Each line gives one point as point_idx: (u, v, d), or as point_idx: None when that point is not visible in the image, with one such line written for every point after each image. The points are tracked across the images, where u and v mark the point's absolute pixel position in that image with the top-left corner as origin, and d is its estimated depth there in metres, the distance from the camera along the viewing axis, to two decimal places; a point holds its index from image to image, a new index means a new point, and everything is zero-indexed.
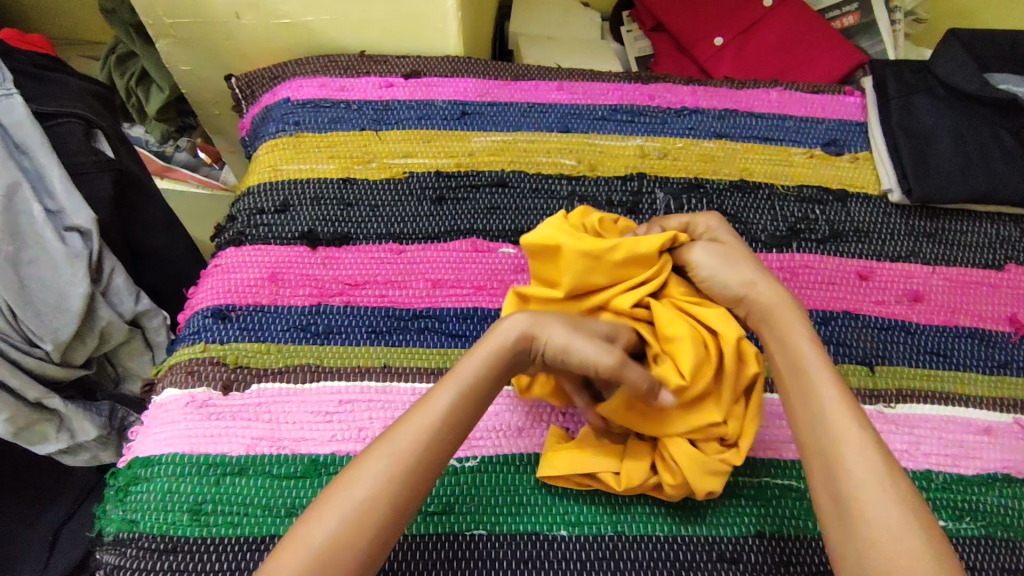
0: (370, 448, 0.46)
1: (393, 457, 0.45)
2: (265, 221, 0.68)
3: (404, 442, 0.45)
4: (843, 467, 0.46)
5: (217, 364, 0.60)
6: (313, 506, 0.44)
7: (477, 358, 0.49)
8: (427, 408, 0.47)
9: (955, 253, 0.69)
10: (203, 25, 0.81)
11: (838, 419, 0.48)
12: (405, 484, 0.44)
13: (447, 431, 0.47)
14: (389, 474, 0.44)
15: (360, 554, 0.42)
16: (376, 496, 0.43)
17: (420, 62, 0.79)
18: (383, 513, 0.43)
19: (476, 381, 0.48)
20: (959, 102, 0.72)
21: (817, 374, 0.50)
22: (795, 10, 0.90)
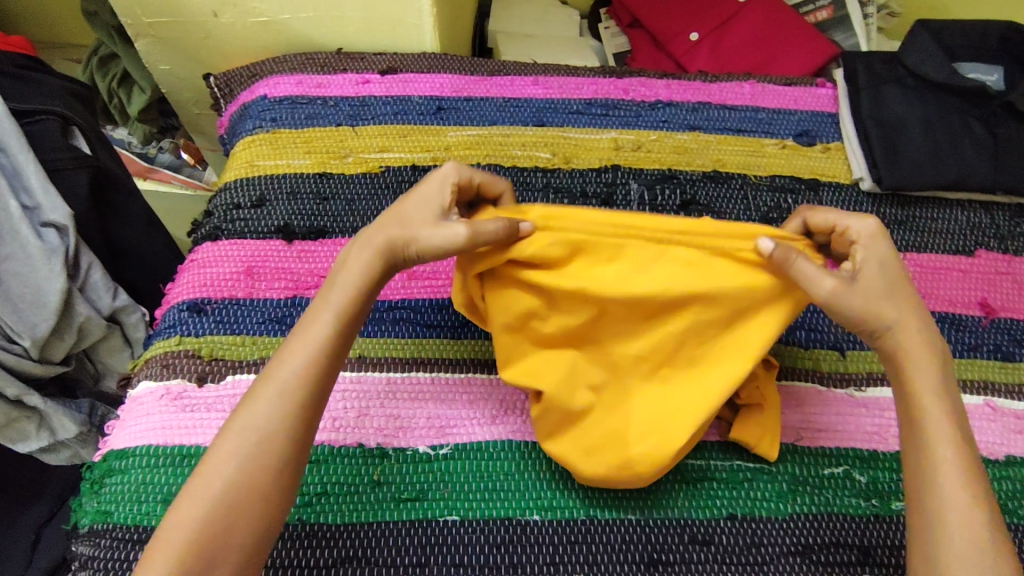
0: (258, 384, 0.48)
1: (282, 395, 0.47)
2: (241, 216, 0.68)
3: (291, 377, 0.48)
4: (942, 522, 0.45)
5: (193, 357, 0.60)
6: (214, 447, 0.46)
7: (347, 285, 0.51)
8: (304, 337, 0.49)
9: (926, 239, 0.70)
10: (182, 25, 0.81)
11: (949, 481, 0.46)
12: (298, 403, 0.47)
13: (327, 357, 0.49)
14: (278, 398, 0.47)
15: (259, 497, 0.45)
16: (268, 437, 0.46)
17: (396, 59, 0.79)
18: (281, 436, 0.46)
19: (349, 307, 0.50)
20: (928, 91, 0.73)
21: (939, 433, 0.47)
22: (768, 4, 0.91)
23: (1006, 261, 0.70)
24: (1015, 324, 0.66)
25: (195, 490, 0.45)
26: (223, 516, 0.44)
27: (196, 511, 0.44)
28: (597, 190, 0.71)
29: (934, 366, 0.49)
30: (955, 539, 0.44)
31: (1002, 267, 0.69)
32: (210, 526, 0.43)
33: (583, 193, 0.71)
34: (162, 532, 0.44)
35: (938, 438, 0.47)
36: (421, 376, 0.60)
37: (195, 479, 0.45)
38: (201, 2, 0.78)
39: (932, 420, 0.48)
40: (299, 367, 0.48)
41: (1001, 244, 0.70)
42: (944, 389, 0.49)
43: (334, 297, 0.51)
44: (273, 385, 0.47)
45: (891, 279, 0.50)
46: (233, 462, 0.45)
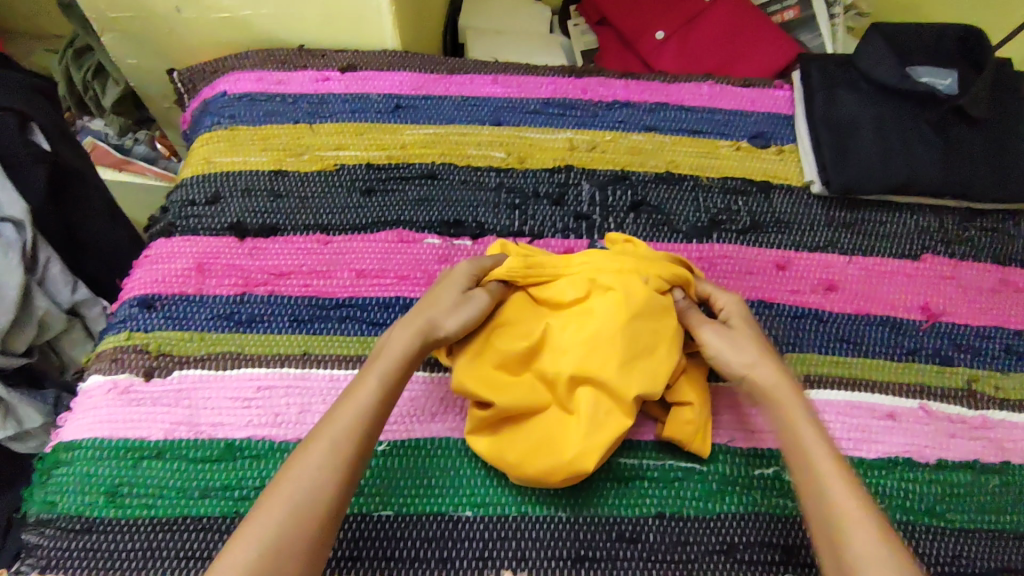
0: (300, 451, 0.48)
1: (333, 444, 0.48)
2: (196, 213, 0.69)
3: (344, 428, 0.49)
4: (850, 546, 0.45)
5: (141, 352, 0.61)
6: (253, 512, 0.45)
7: (399, 344, 0.54)
8: (356, 394, 0.51)
9: (873, 243, 0.71)
10: (146, 20, 0.82)
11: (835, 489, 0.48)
12: (347, 465, 0.47)
13: (378, 413, 0.51)
14: (325, 458, 0.47)
15: (306, 546, 0.44)
16: (320, 483, 0.46)
17: (357, 56, 0.80)
18: (328, 502, 0.45)
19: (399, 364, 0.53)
20: (880, 95, 0.73)
21: (826, 462, 0.50)
22: (734, 4, 0.92)
23: (952, 265, 0.70)
24: (957, 328, 0.67)
25: (233, 552, 0.42)
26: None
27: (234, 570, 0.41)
28: (549, 190, 0.72)
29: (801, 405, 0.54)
30: (863, 556, 0.44)
31: (948, 271, 0.70)
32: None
33: (535, 193, 0.72)
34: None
35: (825, 469, 0.49)
36: None
37: (234, 541, 0.43)
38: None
39: (814, 453, 0.50)
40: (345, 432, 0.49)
41: (948, 248, 0.71)
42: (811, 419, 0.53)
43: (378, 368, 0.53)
44: (320, 445, 0.47)
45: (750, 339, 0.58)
46: (274, 524, 0.43)
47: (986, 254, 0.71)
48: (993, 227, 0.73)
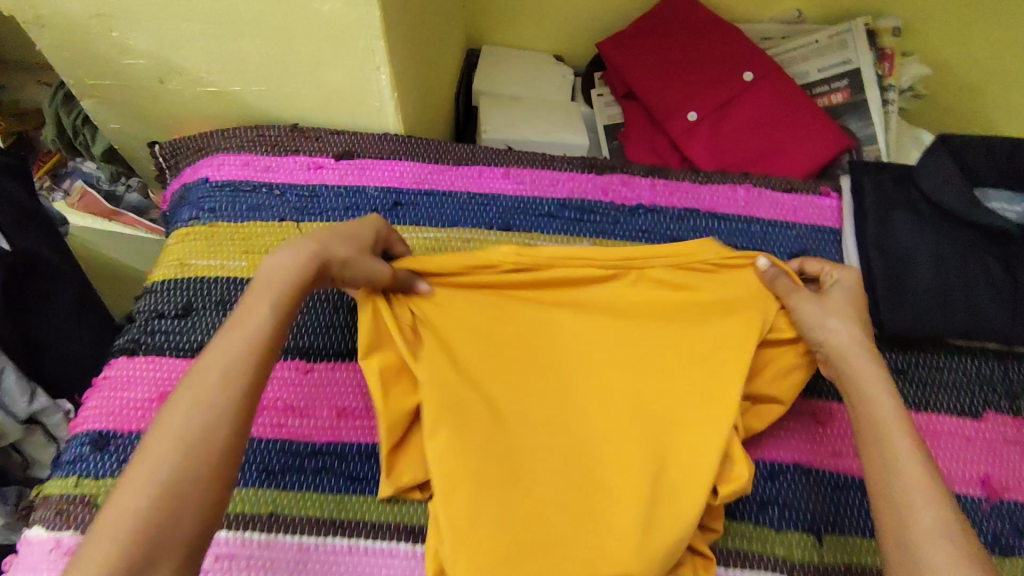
0: (187, 377, 0.42)
1: (227, 366, 0.43)
2: (163, 328, 0.62)
3: (232, 351, 0.43)
4: (905, 511, 0.44)
5: (88, 505, 0.54)
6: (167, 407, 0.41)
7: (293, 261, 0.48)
8: (241, 319, 0.45)
9: (928, 396, 0.63)
10: (128, 89, 0.75)
11: (907, 464, 0.45)
12: (245, 387, 0.43)
13: (270, 335, 0.45)
14: (233, 350, 0.44)
15: (208, 475, 0.39)
16: (215, 411, 0.41)
17: (354, 140, 0.72)
18: (227, 430, 0.41)
19: (292, 283, 0.47)
20: (942, 221, 0.65)
21: (890, 423, 0.48)
22: (777, 85, 0.82)
23: (1016, 426, 0.62)
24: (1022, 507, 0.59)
25: (145, 458, 0.39)
26: (181, 481, 0.38)
27: (154, 475, 0.38)
28: None
29: (871, 363, 0.51)
30: (926, 520, 0.43)
31: (1011, 433, 0.62)
32: (180, 492, 0.38)
33: None
34: (114, 497, 0.37)
35: (891, 430, 0.47)
36: (338, 543, 0.54)
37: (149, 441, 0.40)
38: (145, 69, 0.71)
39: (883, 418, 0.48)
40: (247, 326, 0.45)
41: (1012, 404, 0.63)
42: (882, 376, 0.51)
43: (276, 267, 0.48)
44: (215, 356, 0.43)
45: (851, 312, 0.55)
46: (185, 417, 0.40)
47: None
48: None
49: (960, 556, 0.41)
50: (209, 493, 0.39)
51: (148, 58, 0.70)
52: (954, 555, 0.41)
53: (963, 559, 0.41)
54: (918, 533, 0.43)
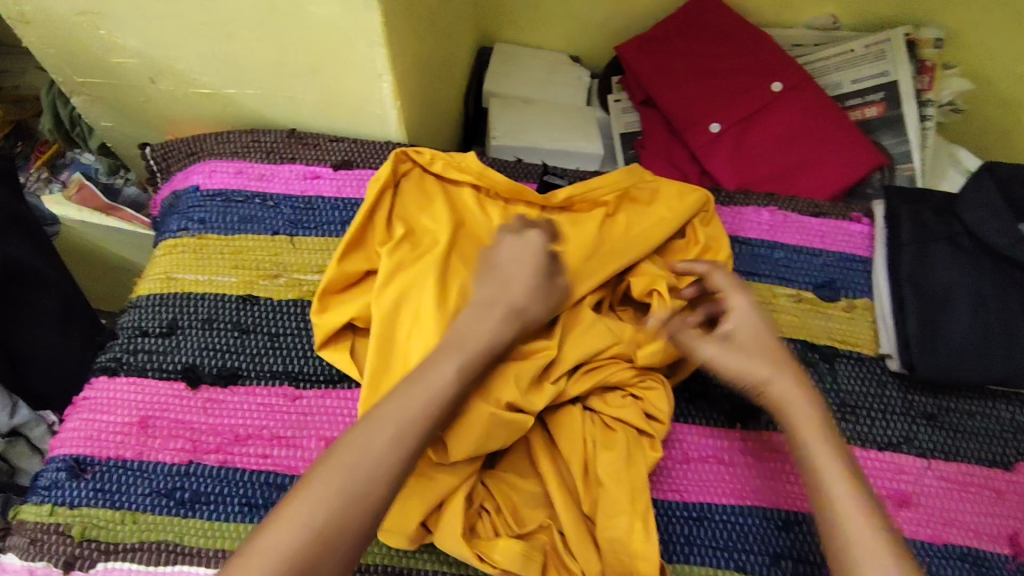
0: (361, 425, 0.45)
1: (393, 426, 0.45)
2: (147, 347, 0.59)
3: (400, 412, 0.46)
4: (839, 535, 0.45)
5: (63, 536, 0.51)
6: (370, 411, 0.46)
7: (476, 335, 0.50)
8: (419, 386, 0.47)
9: (956, 444, 0.58)
10: (120, 87, 0.71)
11: (813, 440, 0.49)
12: (407, 455, 0.45)
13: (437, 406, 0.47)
14: (407, 417, 0.46)
15: (351, 531, 0.42)
16: (380, 466, 0.44)
17: (354, 148, 0.68)
18: (383, 487, 0.44)
19: (468, 362, 0.49)
20: (984, 258, 0.60)
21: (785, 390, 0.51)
22: (807, 99, 0.77)
23: None
24: None
25: (303, 500, 0.42)
26: (366, 489, 0.43)
27: (308, 520, 0.41)
28: None
29: (789, 381, 0.52)
30: (861, 539, 0.44)
31: None
32: (359, 502, 0.43)
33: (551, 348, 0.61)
34: (276, 515, 0.42)
35: (816, 454, 0.48)
36: None
37: (348, 440, 0.45)
38: (136, 67, 0.68)
39: (809, 445, 0.48)
40: (481, 352, 0.50)
41: None
42: (804, 398, 0.51)
43: (520, 309, 0.53)
44: (387, 414, 0.46)
45: (763, 342, 0.54)
46: (385, 431, 0.45)
47: None
48: None
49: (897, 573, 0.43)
50: (353, 533, 0.42)
51: (138, 56, 0.66)
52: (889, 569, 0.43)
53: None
54: (852, 552, 0.44)
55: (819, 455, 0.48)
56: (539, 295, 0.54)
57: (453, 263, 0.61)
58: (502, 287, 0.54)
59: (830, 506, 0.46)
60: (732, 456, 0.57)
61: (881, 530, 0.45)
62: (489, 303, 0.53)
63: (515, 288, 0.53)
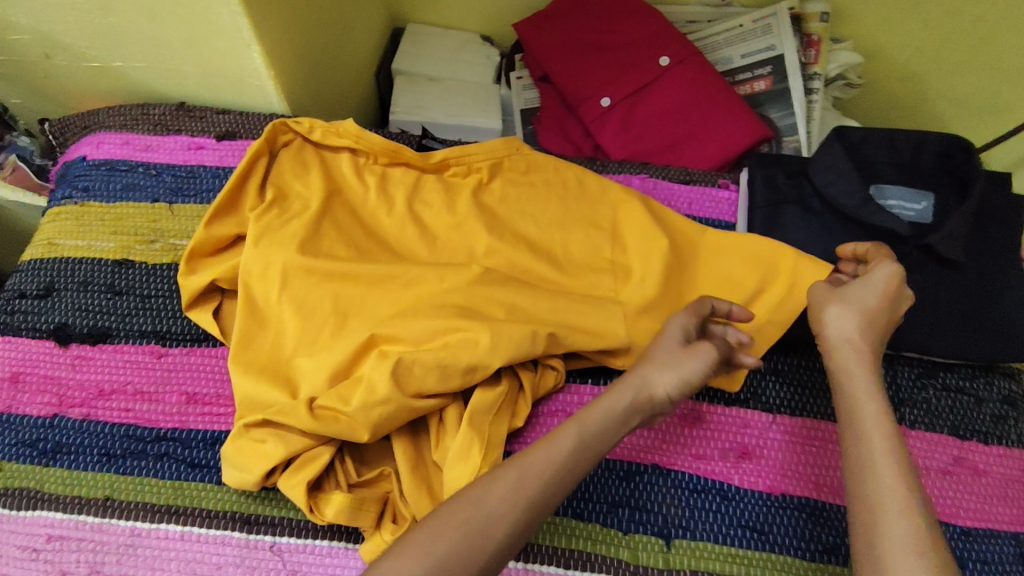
0: (494, 471, 0.45)
1: (524, 478, 0.45)
2: (24, 308, 0.61)
3: (540, 462, 0.46)
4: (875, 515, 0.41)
5: None
6: (500, 468, 0.46)
7: (613, 400, 0.49)
8: (551, 441, 0.47)
9: (803, 400, 0.60)
10: (18, 63, 0.74)
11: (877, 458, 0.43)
12: (528, 508, 0.44)
13: (568, 467, 0.46)
14: (542, 468, 0.45)
15: None
16: (502, 516, 0.43)
17: (238, 120, 0.70)
18: (499, 536, 0.43)
19: (601, 421, 0.48)
20: (834, 220, 0.63)
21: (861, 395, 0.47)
22: (693, 72, 0.79)
23: (898, 435, 0.59)
24: None
25: (429, 531, 0.42)
26: (482, 539, 0.42)
27: (428, 552, 0.41)
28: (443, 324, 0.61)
29: (867, 367, 0.49)
30: (892, 533, 0.40)
31: None
32: (477, 553, 0.42)
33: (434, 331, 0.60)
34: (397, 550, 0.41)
35: (873, 437, 0.44)
36: (171, 530, 0.52)
37: (473, 488, 0.44)
38: (29, 43, 0.70)
39: (868, 428, 0.45)
40: (610, 415, 0.49)
41: (896, 413, 0.60)
42: (878, 393, 0.47)
43: (651, 382, 0.50)
44: (517, 466, 0.45)
45: (867, 298, 0.51)
46: (506, 487, 0.44)
47: (943, 423, 0.60)
48: (956, 386, 0.62)
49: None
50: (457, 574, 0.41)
51: (29, 31, 0.69)
52: (919, 569, 0.38)
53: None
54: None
55: (872, 446, 0.44)
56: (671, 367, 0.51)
57: (322, 225, 0.63)
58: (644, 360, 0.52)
59: (873, 495, 0.42)
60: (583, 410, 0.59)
61: (930, 534, 0.40)
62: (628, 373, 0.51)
63: (648, 362, 0.52)
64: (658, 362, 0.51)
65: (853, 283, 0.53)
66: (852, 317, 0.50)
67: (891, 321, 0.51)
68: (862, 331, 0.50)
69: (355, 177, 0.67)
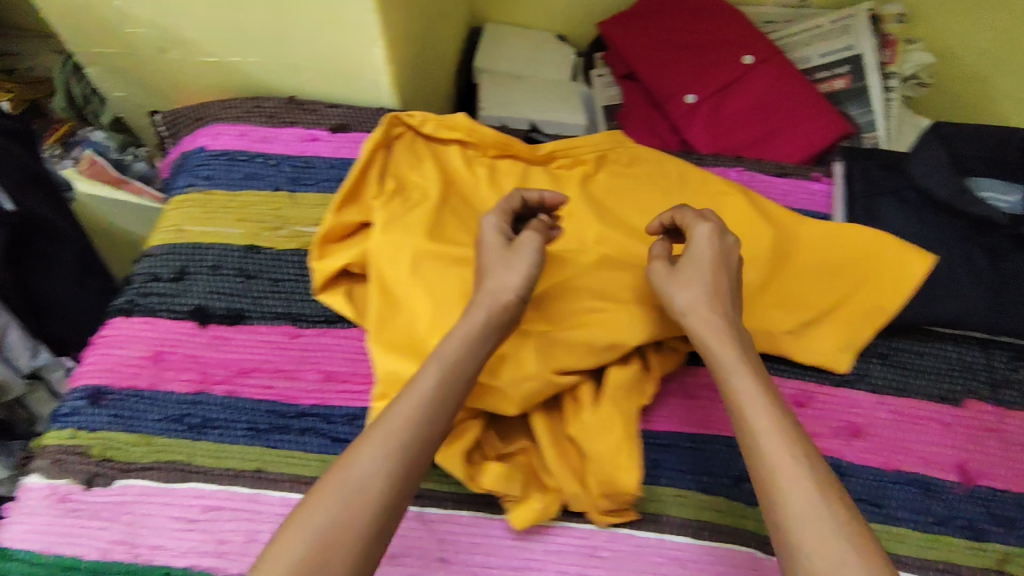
0: (358, 442, 0.46)
1: (388, 438, 0.46)
2: (159, 290, 0.64)
3: (403, 414, 0.47)
4: (777, 488, 0.44)
5: (83, 456, 0.57)
6: (359, 440, 0.46)
7: (456, 341, 0.50)
8: (409, 393, 0.48)
9: (906, 381, 0.63)
10: (131, 57, 0.76)
11: (771, 443, 0.45)
12: (403, 467, 0.45)
13: (430, 413, 0.47)
14: (404, 420, 0.46)
15: (348, 547, 0.41)
16: (372, 477, 0.44)
17: (350, 114, 0.73)
18: (372, 495, 0.44)
19: (456, 361, 0.49)
20: (930, 210, 0.66)
21: (733, 366, 0.49)
22: (778, 71, 0.82)
23: (997, 414, 0.62)
24: (996, 494, 0.58)
25: (310, 509, 0.43)
26: (357, 501, 0.43)
27: (312, 526, 0.42)
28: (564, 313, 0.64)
29: (728, 334, 0.51)
30: (798, 507, 0.42)
31: (991, 422, 0.62)
32: (356, 516, 0.43)
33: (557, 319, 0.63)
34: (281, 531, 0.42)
35: (757, 415, 0.47)
36: None
37: (339, 466, 0.45)
38: (146, 37, 0.73)
39: (749, 406, 0.47)
40: (465, 353, 0.50)
41: (994, 394, 0.63)
42: (749, 367, 0.49)
43: (500, 289, 0.52)
44: (380, 434, 0.46)
45: (705, 275, 0.53)
46: (370, 454, 0.45)
47: None
48: None
49: (839, 551, 0.40)
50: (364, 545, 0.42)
51: (149, 26, 0.71)
52: (829, 531, 0.41)
53: (840, 539, 0.41)
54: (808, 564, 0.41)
55: (760, 418, 0.47)
56: (509, 268, 0.53)
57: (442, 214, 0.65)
58: (484, 276, 0.54)
59: (770, 472, 0.44)
60: (701, 390, 0.62)
61: (828, 496, 0.43)
62: (478, 292, 0.53)
63: (490, 275, 0.53)
64: (496, 268, 0.54)
65: (687, 262, 0.54)
66: (700, 297, 0.53)
67: (731, 288, 0.54)
68: (712, 310, 0.52)
69: (469, 167, 0.70)
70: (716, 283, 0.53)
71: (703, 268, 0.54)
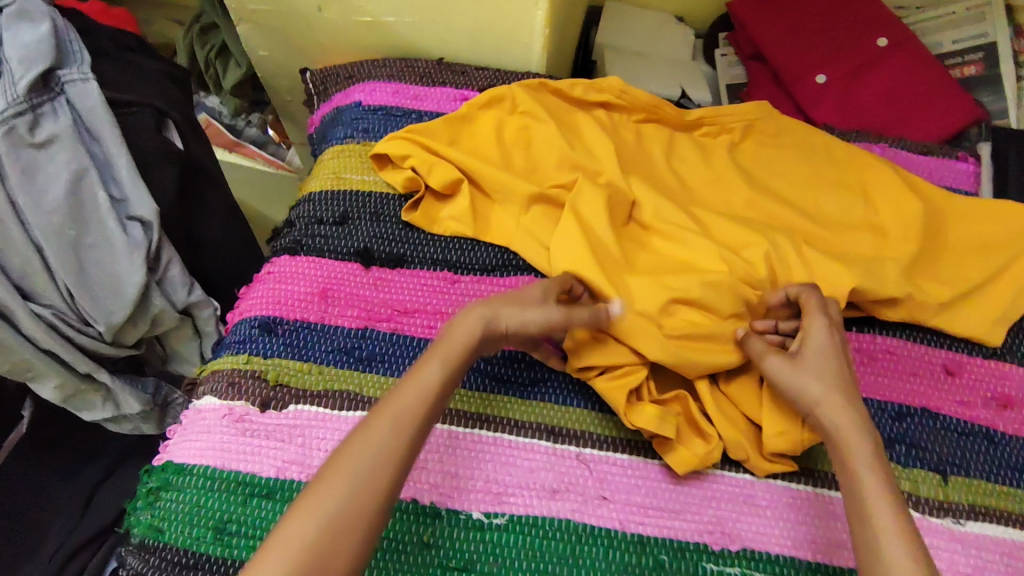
0: (366, 421, 0.44)
1: (397, 422, 0.44)
2: (323, 232, 0.67)
3: (409, 403, 0.46)
4: (878, 543, 0.43)
5: (258, 380, 0.59)
6: (369, 417, 0.45)
7: (455, 338, 0.50)
8: (413, 380, 0.47)
9: None
10: (283, 15, 0.79)
11: (877, 510, 0.44)
12: (409, 452, 0.44)
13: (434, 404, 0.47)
14: (412, 407, 0.46)
15: (361, 522, 0.40)
16: (386, 456, 0.43)
17: (499, 77, 0.76)
18: (386, 479, 0.42)
19: (459, 355, 0.49)
20: None
21: (855, 443, 0.48)
22: (914, 53, 0.82)
23: None
24: None
25: (320, 488, 0.41)
26: (372, 479, 0.42)
27: (325, 505, 0.40)
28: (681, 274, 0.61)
29: (851, 416, 0.50)
30: (896, 558, 0.41)
31: None
32: (368, 492, 0.41)
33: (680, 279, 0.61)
34: (293, 513, 0.40)
35: (871, 489, 0.45)
36: (484, 434, 0.57)
37: (352, 438, 0.43)
38: None
39: (867, 479, 0.46)
40: (463, 355, 0.50)
41: None
42: (871, 435, 0.49)
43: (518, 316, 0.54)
44: (389, 411, 0.45)
45: (828, 363, 0.53)
46: (383, 428, 0.44)
47: None
48: None
49: None
50: (361, 523, 0.40)
51: None
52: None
53: None
54: None
55: (875, 485, 0.46)
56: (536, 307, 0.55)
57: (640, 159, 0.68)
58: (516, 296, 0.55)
59: (876, 545, 0.43)
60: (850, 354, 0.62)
61: (907, 537, 0.42)
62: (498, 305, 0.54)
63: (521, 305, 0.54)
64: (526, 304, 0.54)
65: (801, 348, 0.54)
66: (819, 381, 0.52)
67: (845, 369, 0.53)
68: (845, 404, 0.50)
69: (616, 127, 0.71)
70: (839, 376, 0.52)
71: (811, 363, 0.53)
